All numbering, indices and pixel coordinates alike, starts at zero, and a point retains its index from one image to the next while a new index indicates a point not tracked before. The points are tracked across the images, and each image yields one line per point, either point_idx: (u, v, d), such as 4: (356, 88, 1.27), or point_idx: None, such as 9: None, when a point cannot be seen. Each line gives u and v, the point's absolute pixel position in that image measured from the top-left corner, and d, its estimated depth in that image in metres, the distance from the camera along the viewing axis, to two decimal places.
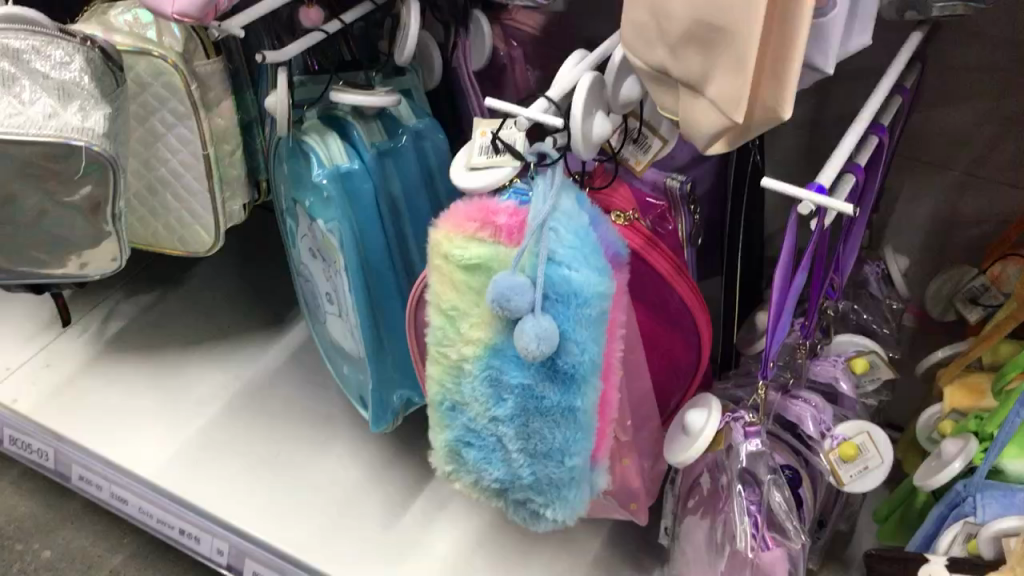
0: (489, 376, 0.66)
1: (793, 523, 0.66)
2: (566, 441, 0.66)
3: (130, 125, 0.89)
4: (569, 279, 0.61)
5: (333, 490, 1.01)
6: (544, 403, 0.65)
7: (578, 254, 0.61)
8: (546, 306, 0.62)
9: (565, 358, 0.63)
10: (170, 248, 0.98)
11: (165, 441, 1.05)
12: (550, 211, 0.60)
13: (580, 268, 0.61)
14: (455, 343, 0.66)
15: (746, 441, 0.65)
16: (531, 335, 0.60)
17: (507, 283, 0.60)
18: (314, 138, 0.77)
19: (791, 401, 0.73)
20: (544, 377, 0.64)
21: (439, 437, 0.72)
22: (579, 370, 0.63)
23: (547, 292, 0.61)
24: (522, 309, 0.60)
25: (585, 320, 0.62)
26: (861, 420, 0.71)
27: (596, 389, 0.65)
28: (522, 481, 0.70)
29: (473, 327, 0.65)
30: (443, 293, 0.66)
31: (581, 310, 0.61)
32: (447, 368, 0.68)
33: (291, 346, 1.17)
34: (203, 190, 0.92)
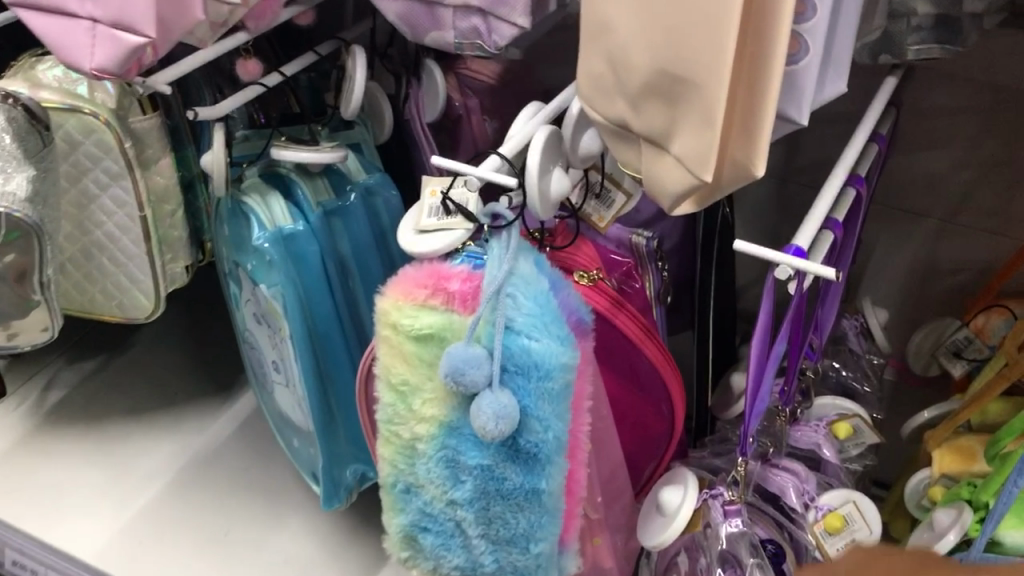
0: (446, 456, 0.60)
1: None
2: (531, 526, 0.61)
3: (60, 186, 0.83)
4: (530, 351, 0.56)
5: (287, 570, 0.94)
6: (505, 485, 0.59)
7: (539, 323, 0.56)
8: (505, 380, 0.56)
9: (528, 437, 0.57)
10: (108, 316, 0.92)
11: (105, 521, 0.98)
12: (506, 276, 0.55)
13: (542, 338, 0.56)
14: (408, 420, 0.61)
15: (725, 520, 0.61)
16: (490, 414, 0.54)
17: (461, 357, 0.54)
18: (255, 198, 0.72)
19: (773, 471, 0.68)
20: (506, 457, 0.58)
21: (393, 522, 0.67)
22: (542, 450, 0.58)
23: (506, 364, 0.56)
24: (479, 385, 0.55)
25: (548, 395, 0.56)
26: (847, 490, 0.66)
27: (562, 470, 0.59)
28: (484, 570, 0.64)
29: (427, 404, 0.60)
30: (393, 367, 0.60)
31: (543, 384, 0.56)
32: (400, 447, 0.63)
33: (243, 413, 1.11)
34: (140, 254, 0.86)
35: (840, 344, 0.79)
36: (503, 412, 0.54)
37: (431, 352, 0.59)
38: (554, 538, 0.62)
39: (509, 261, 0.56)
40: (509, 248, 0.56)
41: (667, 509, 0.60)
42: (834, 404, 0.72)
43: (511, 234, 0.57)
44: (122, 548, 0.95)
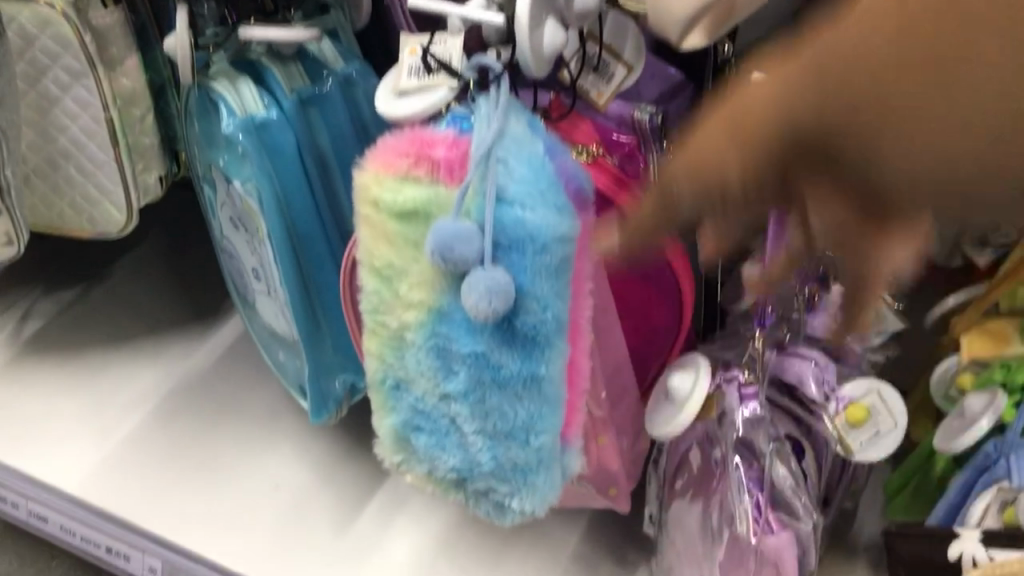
0: (437, 345, 0.56)
1: (801, 500, 0.58)
2: (530, 417, 0.56)
3: (18, 88, 0.77)
4: (524, 222, 0.51)
5: (279, 494, 0.90)
6: (502, 374, 0.55)
7: (532, 190, 0.51)
8: (498, 257, 0.52)
9: (524, 318, 0.53)
10: (79, 231, 0.87)
11: (87, 449, 0.93)
12: (495, 140, 0.51)
13: (537, 207, 0.51)
14: (395, 308, 0.56)
15: (741, 405, 0.57)
16: (482, 291, 0.50)
17: (448, 230, 0.50)
18: (223, 83, 0.66)
19: (789, 359, 0.64)
20: (502, 343, 0.54)
21: (385, 423, 0.62)
22: (541, 332, 0.53)
23: (498, 238, 0.51)
24: (469, 261, 0.50)
25: (545, 269, 0.52)
26: (869, 378, 0.62)
27: (562, 354, 0.55)
28: (482, 470, 0.60)
29: (414, 288, 0.55)
30: (376, 250, 0.56)
31: (540, 257, 0.51)
32: (388, 339, 0.58)
33: (230, 337, 1.06)
34: (109, 160, 0.81)
35: None
36: (496, 289, 0.50)
37: (417, 230, 0.54)
38: (555, 431, 0.57)
39: (498, 122, 0.51)
40: (499, 109, 0.52)
41: (677, 396, 0.56)
42: None
43: (504, 96, 0.52)
44: (106, 477, 0.91)
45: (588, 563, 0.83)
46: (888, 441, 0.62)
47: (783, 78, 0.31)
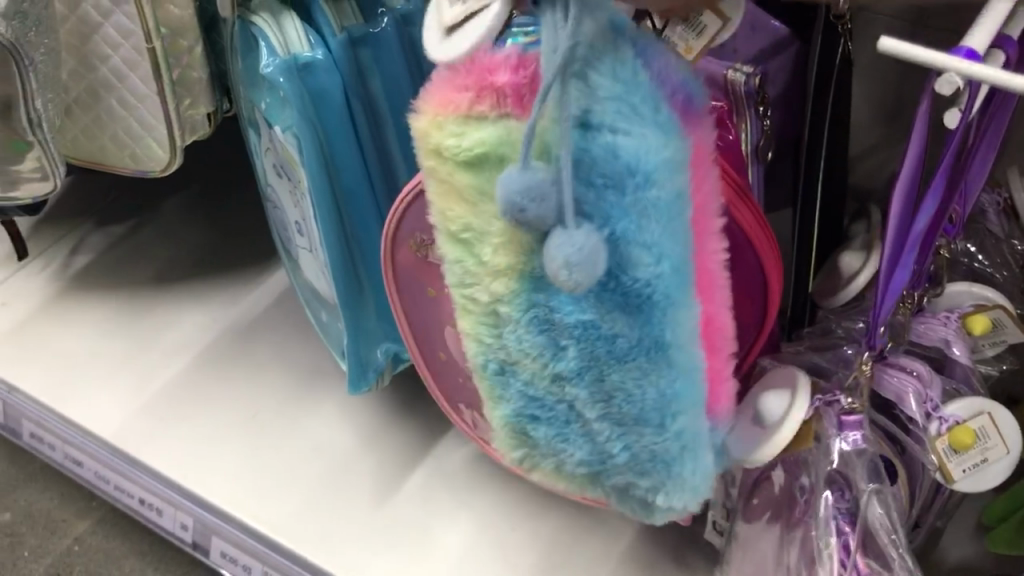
0: (536, 310, 0.48)
1: (896, 547, 0.52)
2: (661, 395, 0.49)
3: (58, 13, 0.72)
4: (617, 152, 0.43)
5: (319, 457, 0.85)
6: (611, 335, 0.48)
7: (623, 109, 0.43)
8: (588, 199, 0.44)
9: (632, 271, 0.45)
10: (122, 168, 0.82)
11: (127, 393, 0.90)
12: (570, 52, 0.42)
13: (627, 128, 0.43)
14: (488, 279, 0.49)
15: (840, 435, 0.53)
16: (567, 256, 0.41)
17: (521, 181, 0.42)
18: (264, 18, 0.60)
19: (887, 371, 0.55)
20: (613, 301, 0.47)
21: (499, 411, 0.55)
22: (656, 282, 0.45)
23: (594, 175, 0.43)
24: (562, 237, 0.42)
25: (650, 204, 0.44)
26: (979, 397, 0.53)
27: (688, 309, 0.47)
28: (616, 458, 0.53)
29: (500, 252, 0.47)
30: (450, 209, 0.49)
31: (640, 190, 0.43)
32: (484, 311, 0.50)
33: (282, 283, 1.01)
34: (151, 94, 0.75)
35: (976, 220, 0.64)
36: (586, 248, 0.41)
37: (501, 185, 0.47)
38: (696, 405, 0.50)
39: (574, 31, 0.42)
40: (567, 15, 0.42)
41: (772, 419, 0.53)
42: (971, 292, 0.57)
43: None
44: (143, 424, 0.87)
45: (643, 561, 0.76)
46: (999, 469, 0.54)
47: None
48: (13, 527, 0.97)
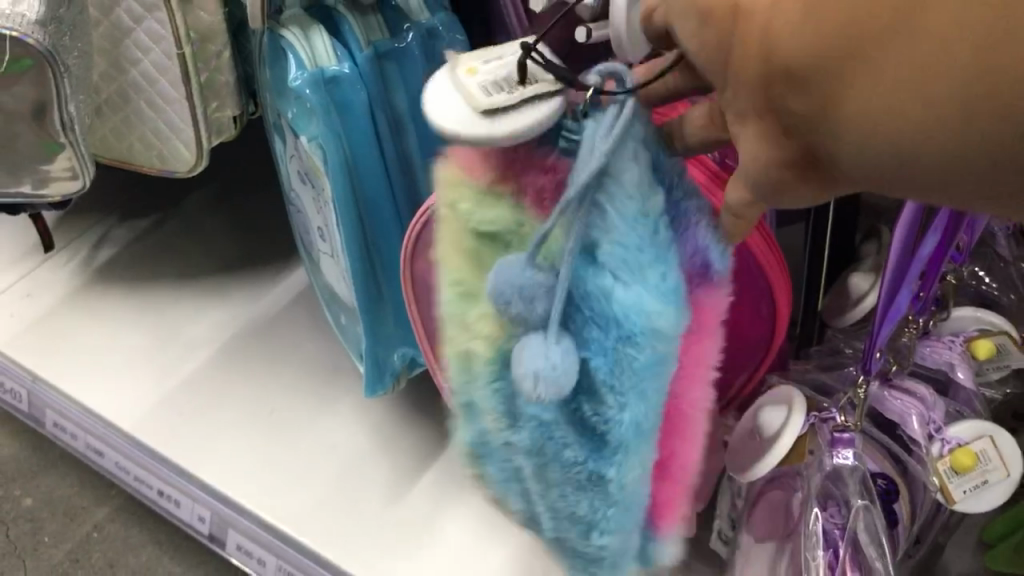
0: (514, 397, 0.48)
1: (883, 563, 0.52)
2: (595, 510, 0.50)
3: (91, 17, 0.74)
4: (619, 298, 0.42)
5: (332, 455, 0.87)
6: (585, 462, 0.49)
7: (631, 272, 0.42)
8: (579, 326, 0.45)
9: (612, 419, 0.46)
10: (149, 167, 0.84)
11: (146, 387, 0.92)
12: (597, 181, 0.41)
13: (637, 284, 0.42)
14: (484, 345, 0.47)
15: (831, 451, 0.53)
16: (533, 364, 0.43)
17: (517, 277, 0.43)
18: (294, 32, 0.61)
19: (891, 395, 0.57)
20: (584, 432, 0.48)
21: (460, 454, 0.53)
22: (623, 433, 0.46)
23: (587, 311, 0.44)
24: (538, 345, 0.43)
25: (629, 362, 0.44)
26: (982, 420, 0.55)
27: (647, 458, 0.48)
28: (545, 525, 0.53)
29: (480, 317, 0.46)
30: (450, 261, 0.47)
31: (624, 346, 0.43)
32: (468, 368, 0.48)
33: (300, 283, 1.03)
34: (180, 98, 0.77)
35: (984, 244, 0.65)
36: (562, 363, 0.42)
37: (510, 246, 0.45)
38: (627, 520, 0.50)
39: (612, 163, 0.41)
40: (629, 142, 0.41)
41: (769, 432, 0.54)
42: (976, 317, 0.59)
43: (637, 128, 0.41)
44: (162, 417, 0.89)
45: None
46: (998, 492, 0.55)
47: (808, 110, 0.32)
48: (33, 512, 0.99)
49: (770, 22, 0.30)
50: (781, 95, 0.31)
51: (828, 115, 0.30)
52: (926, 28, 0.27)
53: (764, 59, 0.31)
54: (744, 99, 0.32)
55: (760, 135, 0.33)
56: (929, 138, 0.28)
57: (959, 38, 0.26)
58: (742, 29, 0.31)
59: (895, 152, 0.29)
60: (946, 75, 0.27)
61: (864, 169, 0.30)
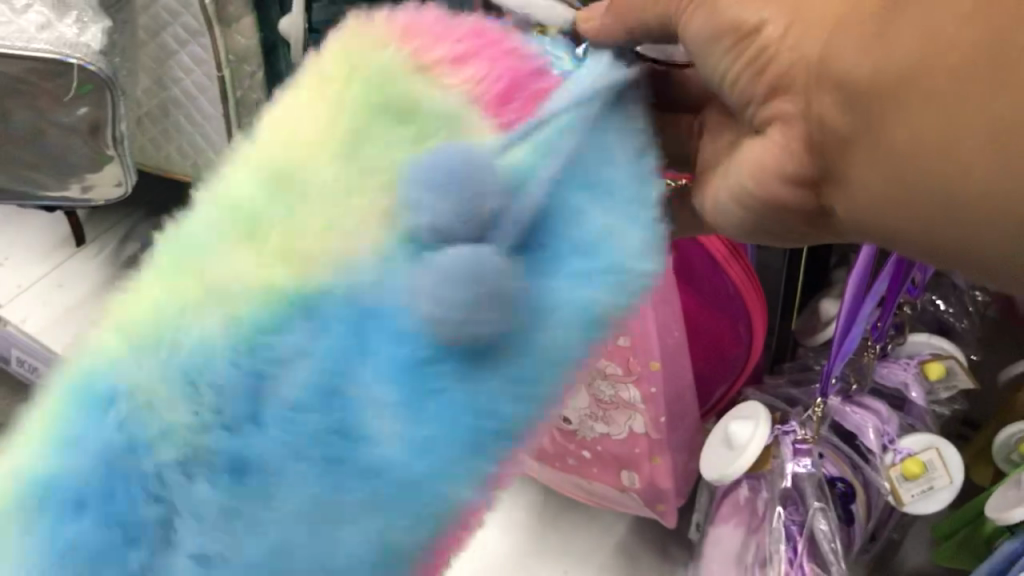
0: (257, 375, 0.31)
1: (837, 558, 0.59)
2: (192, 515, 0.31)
3: (139, 38, 0.81)
4: (501, 367, 0.32)
5: None
6: (267, 562, 0.31)
7: (510, 396, 0.32)
8: (411, 346, 0.31)
9: (295, 557, 0.31)
10: (182, 174, 0.91)
11: None
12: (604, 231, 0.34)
13: (494, 405, 0.32)
14: (260, 294, 0.32)
15: (793, 459, 0.62)
16: (421, 175, 0.33)
17: (448, 156, 0.33)
18: None
19: (849, 410, 0.65)
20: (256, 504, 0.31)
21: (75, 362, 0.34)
22: (278, 544, 0.31)
23: (454, 341, 0.31)
24: (444, 210, 0.32)
25: (376, 485, 0.31)
26: (930, 434, 0.63)
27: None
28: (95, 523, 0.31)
29: (281, 234, 0.33)
30: (309, 117, 0.36)
31: (392, 463, 0.31)
32: (220, 304, 0.32)
33: None
34: (217, 114, 0.83)
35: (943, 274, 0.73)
36: (493, 304, 0.30)
37: (373, 193, 0.34)
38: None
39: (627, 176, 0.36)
40: (642, 145, 0.37)
41: (737, 440, 0.61)
42: (929, 342, 0.66)
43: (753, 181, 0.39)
44: None
45: None
46: (942, 497, 0.62)
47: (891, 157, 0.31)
48: None
49: (803, 47, 0.35)
50: (817, 114, 0.34)
51: (848, 140, 0.33)
52: (934, 53, 0.29)
53: (805, 79, 0.35)
54: (786, 108, 0.37)
55: (795, 140, 0.37)
56: (935, 166, 0.30)
57: (960, 65, 0.28)
58: (787, 43, 0.35)
59: (908, 180, 0.31)
60: (944, 98, 0.29)
61: (874, 197, 0.33)
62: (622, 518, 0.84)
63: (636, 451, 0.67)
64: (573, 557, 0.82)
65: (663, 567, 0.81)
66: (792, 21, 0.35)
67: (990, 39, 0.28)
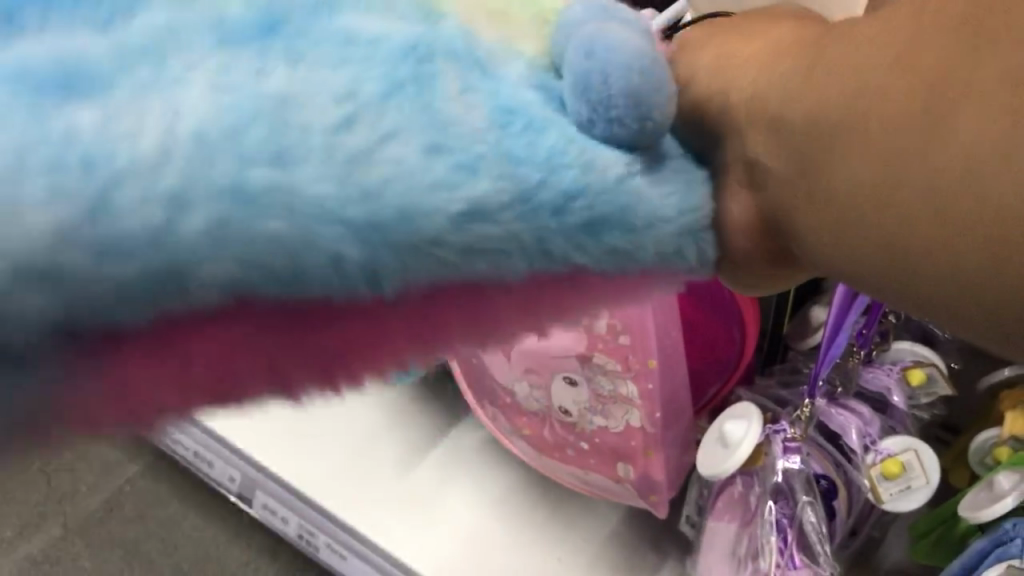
0: (331, 7, 0.28)
1: (825, 548, 0.65)
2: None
3: None
4: (557, 148, 0.30)
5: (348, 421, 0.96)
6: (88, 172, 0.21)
7: (550, 163, 0.29)
8: (497, 85, 0.30)
9: (298, 112, 0.24)
10: None
11: None
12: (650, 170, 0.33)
13: (543, 170, 0.29)
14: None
15: (784, 457, 0.65)
16: (599, 6, 0.34)
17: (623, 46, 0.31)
18: None
19: (836, 412, 0.68)
20: (277, 50, 0.26)
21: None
22: (283, 95, 0.24)
23: (546, 114, 0.30)
24: (631, 26, 0.33)
25: (411, 129, 0.26)
26: (909, 436, 0.67)
27: (95, 121, 0.22)
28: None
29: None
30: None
31: (451, 130, 0.27)
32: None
33: None
34: None
35: None
36: (640, 112, 0.31)
37: (490, 18, 0.33)
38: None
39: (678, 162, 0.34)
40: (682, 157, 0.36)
41: (732, 439, 0.65)
42: (911, 349, 0.70)
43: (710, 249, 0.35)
44: None
45: None
46: (919, 497, 0.66)
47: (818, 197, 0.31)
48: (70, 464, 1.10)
49: (737, 84, 0.35)
50: (757, 156, 0.33)
51: (786, 182, 0.32)
52: (864, 68, 0.29)
53: (747, 114, 0.34)
54: (729, 149, 0.35)
55: (744, 189, 0.34)
56: (868, 192, 0.29)
57: (899, 82, 0.28)
58: (721, 82, 0.36)
59: (854, 221, 0.29)
60: (881, 105, 0.28)
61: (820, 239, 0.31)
62: (616, 510, 0.88)
63: (632, 445, 0.71)
64: (568, 543, 0.86)
65: (653, 555, 0.85)
66: (720, 63, 0.36)
67: (949, 52, 0.27)
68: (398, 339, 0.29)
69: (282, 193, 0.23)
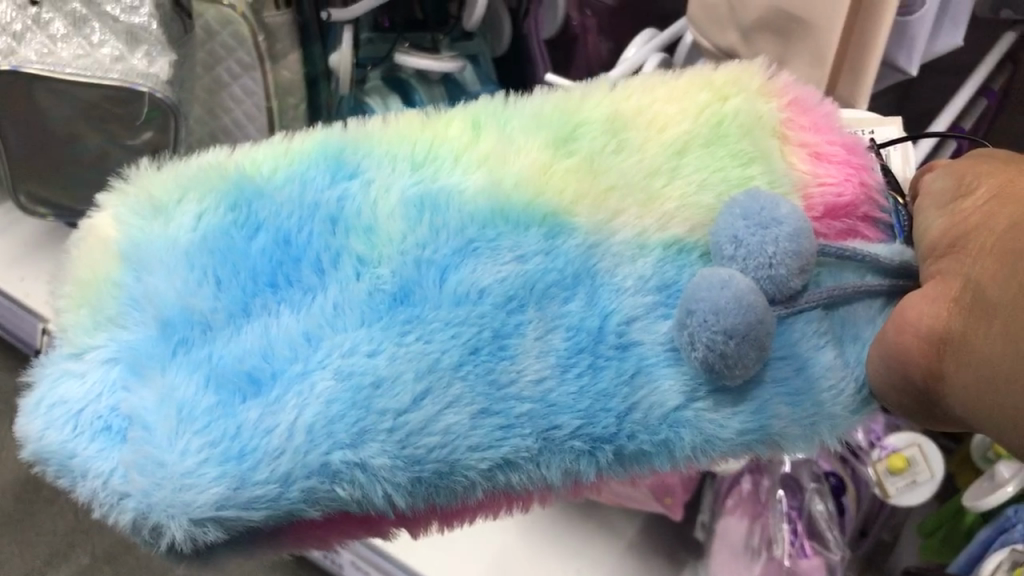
0: (472, 252, 0.35)
1: (833, 534, 0.70)
2: (149, 412, 0.33)
3: (195, 72, 0.83)
4: (616, 390, 0.34)
5: None
6: (234, 449, 0.32)
7: (591, 411, 0.34)
8: (591, 315, 0.35)
9: (391, 394, 0.33)
10: None
11: None
12: (744, 387, 0.35)
13: (581, 419, 0.34)
14: (530, 195, 0.36)
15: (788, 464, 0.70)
16: (752, 201, 0.36)
17: (714, 281, 0.33)
18: (376, 100, 0.87)
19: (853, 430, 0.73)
20: (397, 325, 0.34)
21: (335, 132, 0.40)
22: (382, 378, 0.33)
23: (637, 340, 0.35)
24: (783, 225, 0.34)
25: (468, 399, 0.33)
26: (914, 432, 0.70)
27: (254, 418, 0.32)
28: (166, 316, 0.34)
29: (565, 175, 0.37)
30: (697, 170, 0.38)
31: (508, 393, 0.33)
32: (491, 172, 0.37)
33: None
34: (264, 142, 0.86)
35: None
36: (744, 347, 0.33)
37: (672, 202, 0.37)
38: (139, 474, 0.32)
39: (804, 351, 0.35)
40: (823, 334, 0.36)
41: None
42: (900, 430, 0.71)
43: (830, 406, 0.36)
44: None
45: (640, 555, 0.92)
46: (924, 491, 0.69)
47: (998, 320, 0.29)
48: None
49: (996, 215, 0.32)
50: (971, 275, 0.31)
51: (989, 306, 0.29)
52: None
53: (982, 241, 0.31)
54: (944, 267, 0.33)
55: (935, 301, 0.31)
56: None
57: None
58: (987, 205, 0.33)
59: None
60: None
61: (985, 370, 0.29)
62: (631, 522, 0.89)
63: None
64: (586, 556, 0.87)
65: (671, 567, 0.87)
66: (1005, 184, 0.33)
67: None
68: (490, 509, 0.38)
69: (354, 470, 0.32)
